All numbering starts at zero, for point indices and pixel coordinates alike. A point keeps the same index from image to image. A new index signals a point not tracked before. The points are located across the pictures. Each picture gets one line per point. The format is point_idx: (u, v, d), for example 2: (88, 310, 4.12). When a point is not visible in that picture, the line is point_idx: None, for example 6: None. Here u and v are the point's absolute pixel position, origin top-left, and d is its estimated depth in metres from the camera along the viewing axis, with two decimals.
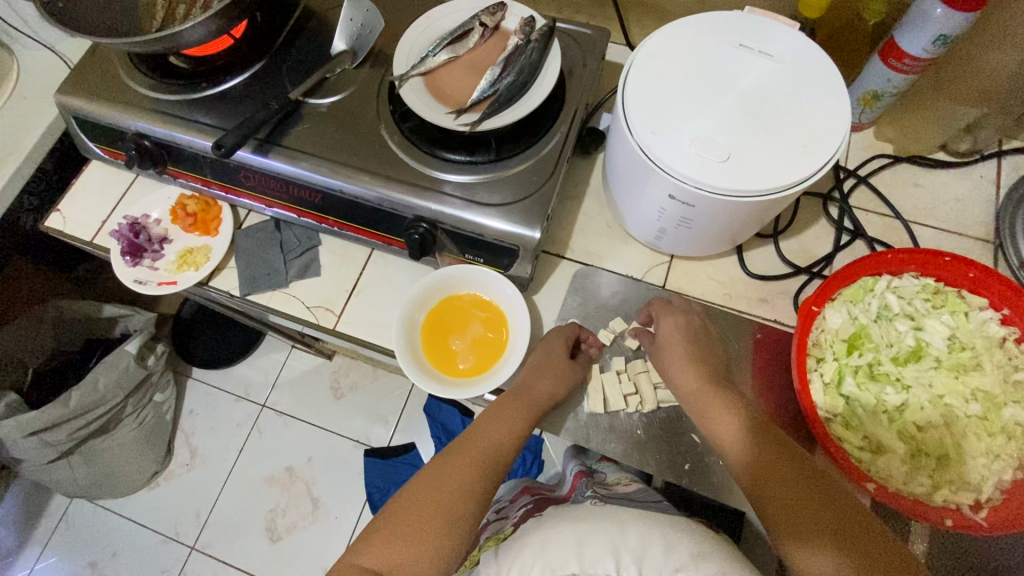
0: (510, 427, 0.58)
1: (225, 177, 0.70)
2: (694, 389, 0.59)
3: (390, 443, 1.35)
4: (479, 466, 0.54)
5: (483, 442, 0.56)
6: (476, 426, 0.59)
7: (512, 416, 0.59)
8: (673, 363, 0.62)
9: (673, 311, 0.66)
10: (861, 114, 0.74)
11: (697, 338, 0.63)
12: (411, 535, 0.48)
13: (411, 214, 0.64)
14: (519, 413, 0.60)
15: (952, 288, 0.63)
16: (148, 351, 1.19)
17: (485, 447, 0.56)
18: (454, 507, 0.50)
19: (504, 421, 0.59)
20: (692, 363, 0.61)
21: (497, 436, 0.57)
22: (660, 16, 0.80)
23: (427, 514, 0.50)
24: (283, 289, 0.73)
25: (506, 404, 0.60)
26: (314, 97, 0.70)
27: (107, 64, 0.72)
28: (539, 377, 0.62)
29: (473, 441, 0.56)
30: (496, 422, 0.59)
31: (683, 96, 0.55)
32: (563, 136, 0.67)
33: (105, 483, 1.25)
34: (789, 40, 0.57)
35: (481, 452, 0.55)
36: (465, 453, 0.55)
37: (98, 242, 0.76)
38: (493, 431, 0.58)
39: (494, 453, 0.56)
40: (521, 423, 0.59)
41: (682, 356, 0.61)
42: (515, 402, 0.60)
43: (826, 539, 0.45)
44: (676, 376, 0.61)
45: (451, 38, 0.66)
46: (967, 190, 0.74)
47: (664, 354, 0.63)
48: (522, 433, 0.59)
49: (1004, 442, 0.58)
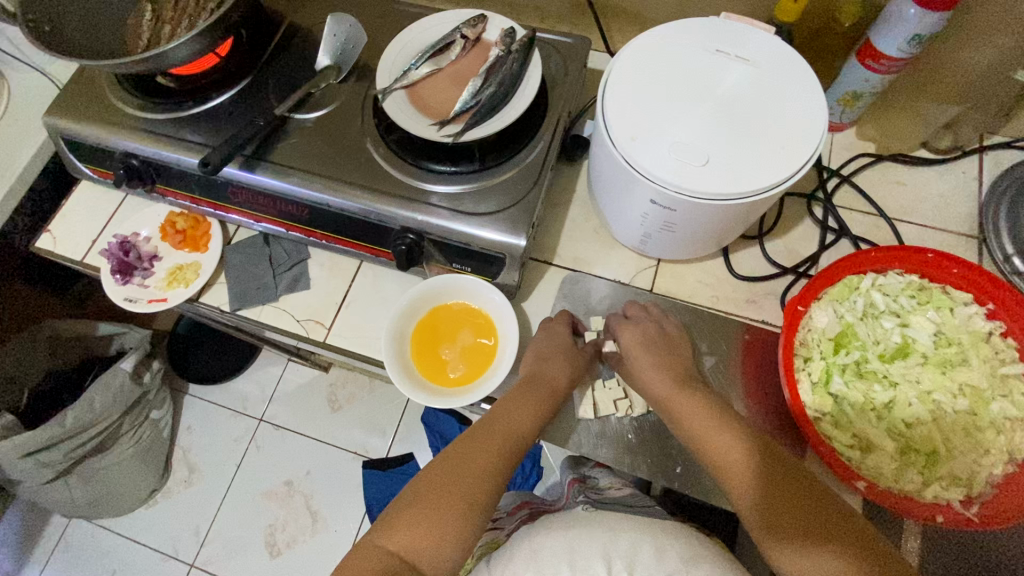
0: (526, 416, 0.59)
1: (214, 195, 0.71)
2: (669, 392, 0.60)
3: (388, 454, 1.35)
4: (501, 445, 0.55)
5: (505, 425, 0.57)
6: (490, 415, 0.58)
7: (533, 398, 0.60)
8: (641, 372, 0.63)
9: (629, 324, 0.66)
10: (842, 113, 0.74)
11: (655, 341, 0.64)
12: (431, 523, 0.48)
13: (398, 226, 0.65)
14: (535, 402, 0.60)
15: (936, 284, 0.64)
16: (144, 368, 1.19)
17: (507, 429, 0.57)
18: (475, 495, 0.50)
19: (521, 409, 0.59)
20: (657, 365, 0.62)
21: (518, 417, 0.58)
22: (640, 23, 0.80)
23: (447, 500, 0.49)
24: (273, 304, 0.73)
25: (520, 393, 0.61)
26: (299, 113, 0.70)
27: (94, 86, 0.73)
28: (552, 366, 0.63)
29: (488, 430, 0.56)
30: (515, 403, 0.60)
31: (662, 103, 0.55)
32: (546, 144, 0.68)
33: (104, 501, 1.24)
34: (764, 45, 0.58)
35: (502, 432, 0.56)
36: (486, 434, 0.56)
37: (88, 260, 0.77)
38: (508, 419, 0.58)
39: (511, 441, 0.56)
40: (537, 412, 0.59)
41: (650, 363, 0.62)
42: (531, 387, 0.61)
43: (831, 538, 0.45)
44: (649, 383, 0.62)
45: (433, 51, 0.67)
46: (949, 187, 0.75)
47: (634, 365, 0.63)
48: (542, 414, 0.60)
49: (992, 437, 0.58)
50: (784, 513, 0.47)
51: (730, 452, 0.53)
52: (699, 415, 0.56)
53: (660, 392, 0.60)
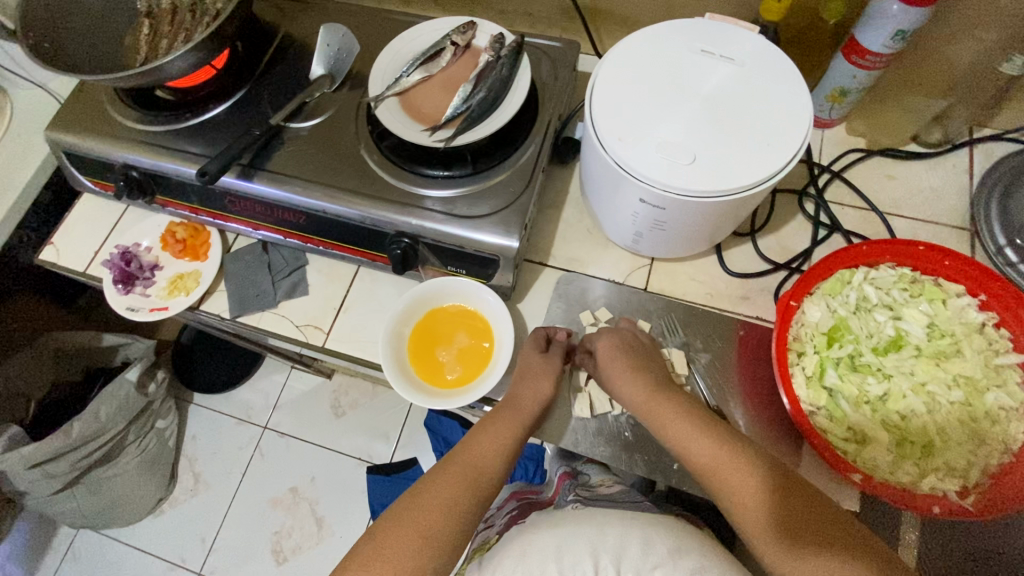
0: (502, 439, 0.59)
1: (212, 205, 0.72)
2: (643, 399, 0.61)
3: (392, 460, 1.35)
4: (468, 479, 0.54)
5: (472, 460, 0.56)
6: (465, 443, 0.59)
7: (502, 428, 0.60)
8: (618, 380, 0.62)
9: (605, 332, 0.67)
10: (831, 110, 0.75)
11: (631, 347, 0.65)
12: (400, 546, 0.48)
13: (392, 231, 0.66)
14: (508, 426, 0.60)
15: (928, 277, 0.64)
16: (149, 379, 1.21)
17: (476, 464, 0.56)
18: (444, 517, 0.50)
19: (488, 441, 0.58)
20: (635, 372, 0.62)
21: (485, 451, 0.57)
22: (629, 26, 0.82)
23: (415, 522, 0.49)
24: (272, 310, 0.74)
25: (496, 415, 0.62)
26: (295, 121, 0.72)
27: (94, 100, 0.74)
28: (521, 386, 0.64)
29: (463, 456, 0.57)
30: (484, 437, 0.59)
31: (649, 103, 0.56)
32: (538, 146, 0.69)
33: (110, 512, 1.25)
34: (748, 43, 0.59)
35: (469, 467, 0.55)
36: (455, 468, 0.55)
37: (91, 272, 0.78)
38: (483, 443, 0.58)
39: (487, 465, 0.56)
40: (511, 436, 0.60)
41: (625, 370, 0.62)
42: (501, 418, 0.61)
43: (820, 551, 0.44)
44: (625, 392, 0.62)
45: (424, 58, 0.68)
46: (941, 180, 0.75)
47: (609, 373, 0.63)
48: (511, 447, 0.59)
49: (988, 427, 0.58)
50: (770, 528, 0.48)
51: (715, 468, 0.53)
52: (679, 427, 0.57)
53: (637, 400, 0.61)
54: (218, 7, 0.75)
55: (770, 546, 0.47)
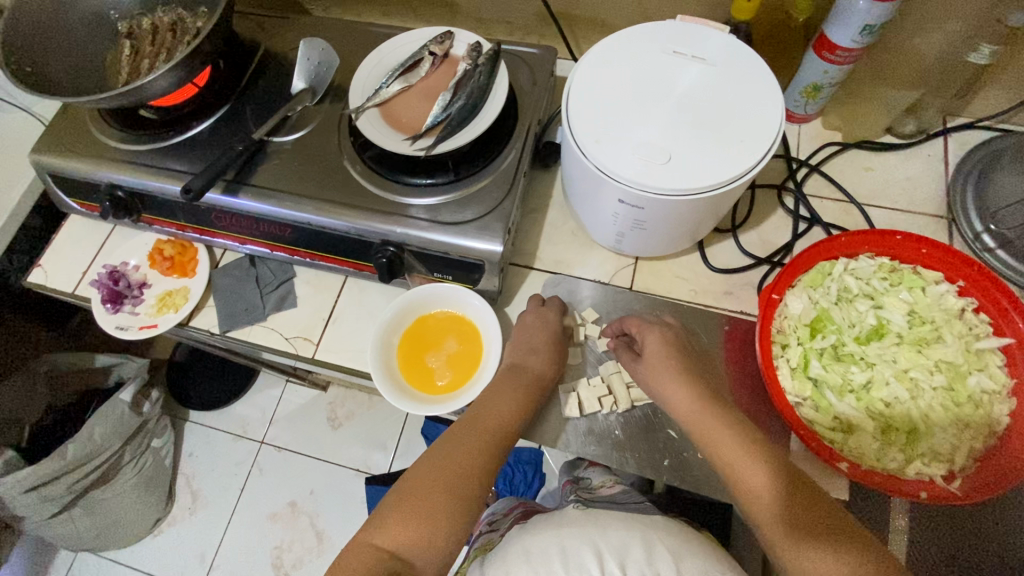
0: (514, 401, 0.61)
1: (199, 221, 0.73)
2: (692, 410, 0.58)
3: (390, 469, 1.35)
4: (488, 441, 0.56)
5: (491, 419, 0.58)
6: (475, 407, 0.60)
7: (514, 389, 0.62)
8: (663, 384, 0.60)
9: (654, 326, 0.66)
10: (806, 105, 0.76)
11: (684, 349, 0.64)
12: (426, 509, 0.49)
13: (378, 240, 0.66)
14: (521, 387, 0.62)
15: (907, 265, 0.65)
16: (143, 398, 1.21)
17: (495, 423, 0.58)
18: (464, 482, 0.52)
19: (504, 399, 0.60)
20: (681, 376, 0.60)
21: (502, 409, 0.59)
22: (605, 30, 0.83)
23: (438, 490, 0.50)
24: (262, 323, 0.75)
25: (504, 382, 0.62)
26: (277, 135, 0.72)
27: (78, 122, 0.75)
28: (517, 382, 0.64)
29: (475, 424, 0.57)
30: (499, 397, 0.61)
31: (624, 104, 0.57)
32: (519, 151, 0.70)
33: (108, 533, 1.25)
34: (718, 43, 0.60)
35: (488, 429, 0.57)
36: (476, 430, 0.57)
37: (79, 292, 0.78)
38: (496, 406, 0.60)
39: (500, 428, 0.58)
40: (521, 406, 0.61)
41: (673, 375, 0.60)
42: (515, 376, 0.63)
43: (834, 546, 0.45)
44: (672, 398, 0.59)
45: (403, 69, 0.69)
46: (917, 170, 0.76)
47: (649, 372, 0.63)
48: (524, 407, 0.61)
49: (971, 411, 0.59)
50: (789, 518, 0.47)
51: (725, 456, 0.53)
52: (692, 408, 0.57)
53: (683, 409, 0.58)
54: (198, 25, 0.75)
55: (785, 530, 0.47)
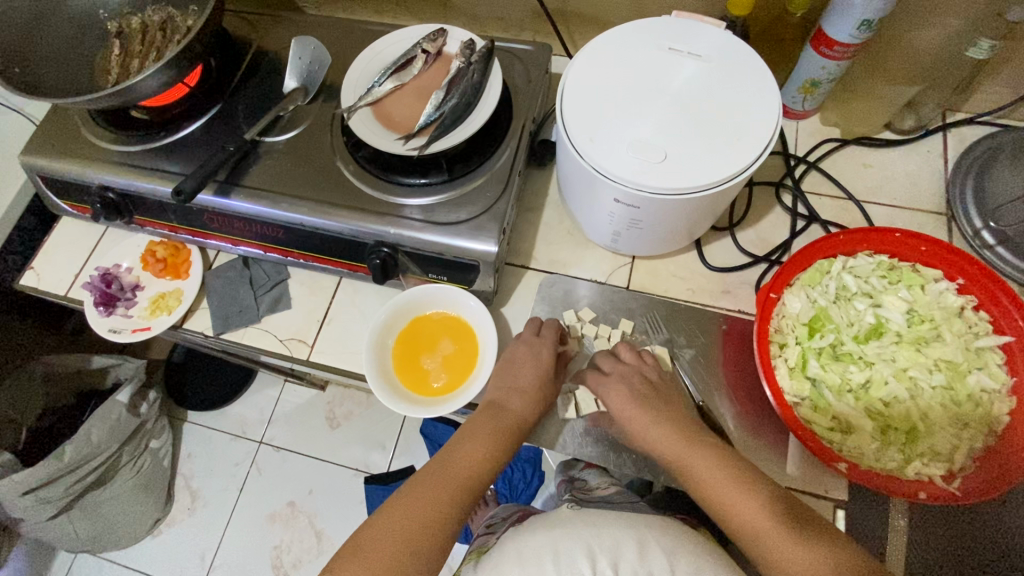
0: (491, 437, 0.60)
1: (192, 223, 0.72)
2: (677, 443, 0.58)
3: (389, 469, 1.35)
4: (460, 481, 0.56)
5: (465, 457, 0.58)
6: (450, 446, 0.59)
7: (491, 426, 0.61)
8: (648, 424, 0.61)
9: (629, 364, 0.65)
10: (804, 102, 0.75)
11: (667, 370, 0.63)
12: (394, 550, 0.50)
13: (372, 241, 0.66)
14: (497, 424, 0.61)
15: (906, 263, 0.64)
16: (140, 400, 1.20)
17: (468, 462, 0.58)
18: (434, 523, 0.52)
19: (478, 437, 0.60)
20: (661, 417, 0.60)
21: (477, 446, 0.59)
22: (600, 26, 0.82)
23: (406, 531, 0.51)
24: (256, 325, 0.74)
25: (478, 420, 0.61)
26: (270, 135, 0.72)
27: (68, 123, 0.74)
28: (517, 384, 0.63)
29: (442, 466, 0.57)
30: (476, 434, 0.60)
31: (618, 102, 0.56)
32: (513, 150, 0.69)
33: (107, 534, 1.25)
34: (714, 39, 0.59)
35: (462, 467, 0.57)
36: (448, 469, 0.57)
37: (72, 295, 0.78)
38: (470, 444, 0.59)
39: (473, 466, 0.58)
40: (500, 435, 0.60)
41: (652, 419, 0.61)
42: (492, 413, 0.62)
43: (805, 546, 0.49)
44: (654, 431, 0.60)
45: (395, 68, 0.68)
46: (916, 166, 0.76)
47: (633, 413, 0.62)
48: (500, 444, 0.60)
49: (971, 409, 0.59)
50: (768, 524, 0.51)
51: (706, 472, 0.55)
52: (675, 444, 0.58)
53: (668, 441, 0.59)
54: (188, 24, 0.74)
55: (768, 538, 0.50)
